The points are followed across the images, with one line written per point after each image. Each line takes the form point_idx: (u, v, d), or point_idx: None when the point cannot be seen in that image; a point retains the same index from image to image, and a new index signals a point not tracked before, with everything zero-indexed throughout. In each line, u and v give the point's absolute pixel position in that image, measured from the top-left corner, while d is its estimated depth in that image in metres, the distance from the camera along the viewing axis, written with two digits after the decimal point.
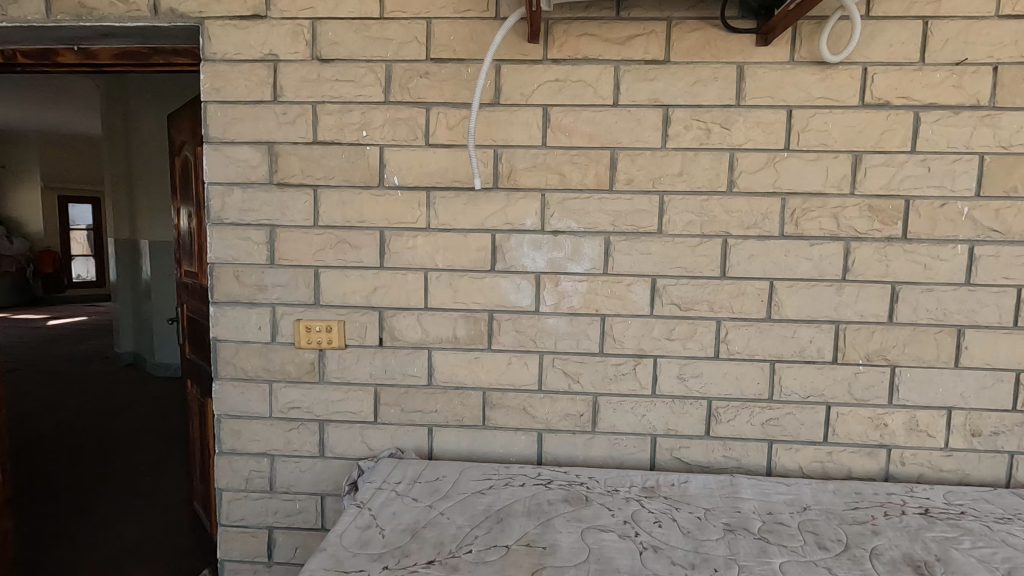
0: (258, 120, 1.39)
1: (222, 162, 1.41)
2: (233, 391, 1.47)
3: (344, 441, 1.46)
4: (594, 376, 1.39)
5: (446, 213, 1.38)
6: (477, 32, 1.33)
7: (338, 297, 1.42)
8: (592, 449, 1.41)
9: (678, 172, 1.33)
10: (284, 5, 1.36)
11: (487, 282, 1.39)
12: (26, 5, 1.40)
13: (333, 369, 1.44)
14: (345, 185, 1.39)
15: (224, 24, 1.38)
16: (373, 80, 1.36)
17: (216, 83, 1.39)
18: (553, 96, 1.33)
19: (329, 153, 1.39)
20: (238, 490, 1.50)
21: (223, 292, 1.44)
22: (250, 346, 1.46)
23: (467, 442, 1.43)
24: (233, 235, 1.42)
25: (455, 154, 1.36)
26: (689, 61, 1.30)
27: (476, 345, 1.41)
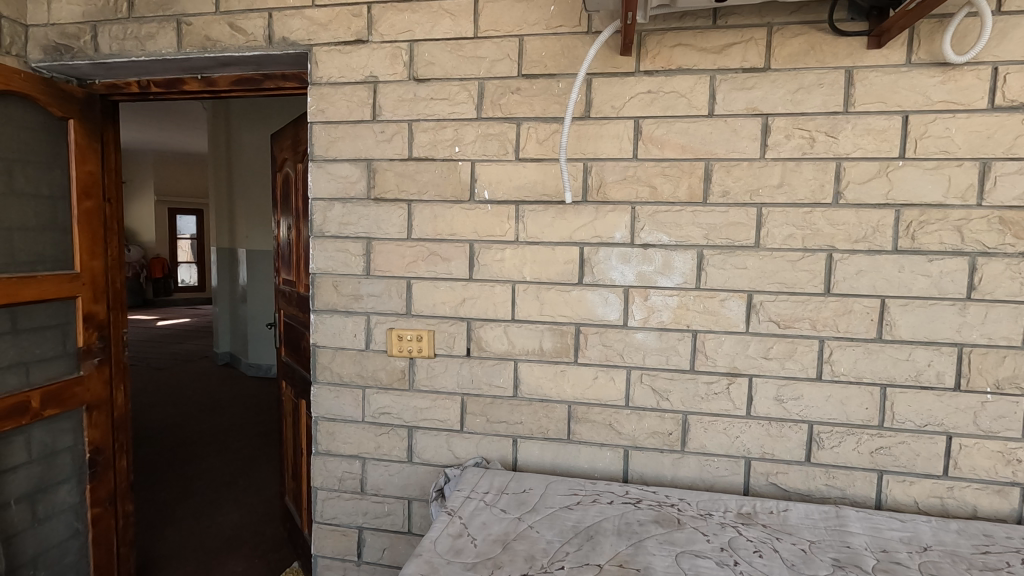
0: (357, 139, 1.47)
1: (324, 178, 1.50)
2: (329, 395, 1.55)
3: (431, 447, 1.49)
4: (684, 394, 1.35)
5: (535, 226, 1.39)
6: (569, 47, 1.34)
7: (429, 307, 1.47)
8: (681, 469, 1.36)
9: (778, 184, 1.27)
10: (384, 29, 1.44)
11: (575, 295, 1.39)
12: (161, 40, 1.56)
13: (422, 378, 1.49)
14: (437, 200, 1.44)
15: (330, 49, 1.47)
16: (466, 97, 1.40)
17: (321, 105, 1.48)
18: (645, 108, 1.32)
19: (422, 168, 1.44)
20: (332, 490, 1.58)
21: (323, 301, 1.53)
22: (345, 352, 1.53)
23: (552, 455, 1.42)
24: (333, 247, 1.51)
25: (545, 168, 1.37)
26: (791, 67, 1.25)
27: (562, 358, 1.41)
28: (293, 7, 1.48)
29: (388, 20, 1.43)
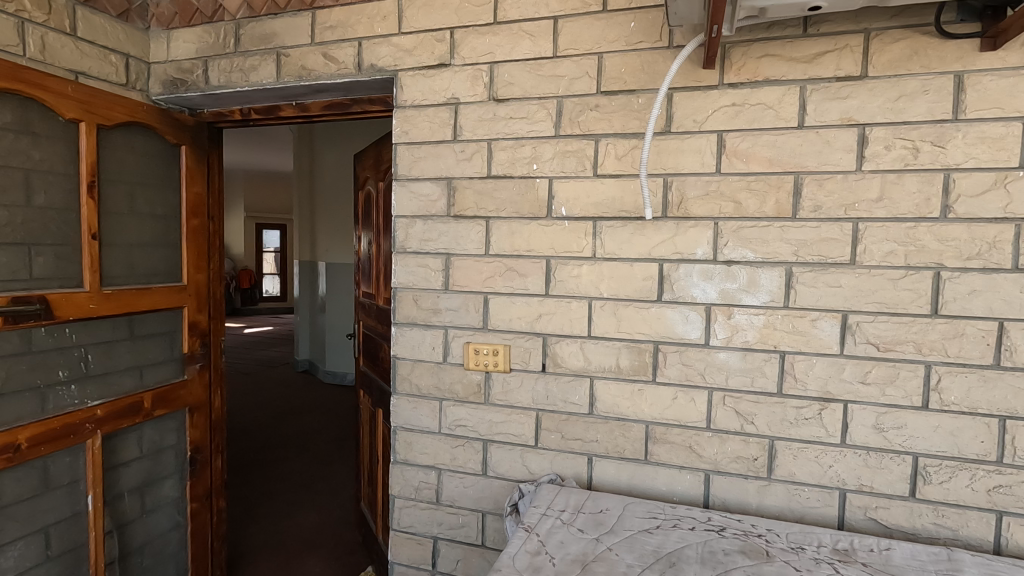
0: (439, 158, 1.52)
1: (407, 197, 1.56)
2: (408, 406, 1.60)
3: (506, 462, 1.50)
4: (770, 418, 1.29)
5: (613, 242, 1.38)
6: (649, 62, 1.34)
7: (505, 322, 1.48)
8: (767, 498, 1.29)
9: (876, 197, 1.20)
10: (466, 52, 1.48)
11: (654, 312, 1.36)
12: (262, 71, 1.69)
13: (498, 392, 1.50)
14: (515, 217, 1.46)
15: (415, 74, 1.54)
16: (545, 116, 1.42)
17: (405, 126, 1.55)
18: (729, 121, 1.28)
19: (501, 186, 1.47)
20: (409, 499, 1.62)
21: (403, 314, 1.58)
22: (424, 364, 1.57)
23: (628, 475, 1.39)
24: (414, 262, 1.56)
25: (624, 184, 1.37)
26: (891, 74, 1.18)
27: (639, 376, 1.38)
28: (381, 36, 1.56)
29: (469, 43, 1.48)
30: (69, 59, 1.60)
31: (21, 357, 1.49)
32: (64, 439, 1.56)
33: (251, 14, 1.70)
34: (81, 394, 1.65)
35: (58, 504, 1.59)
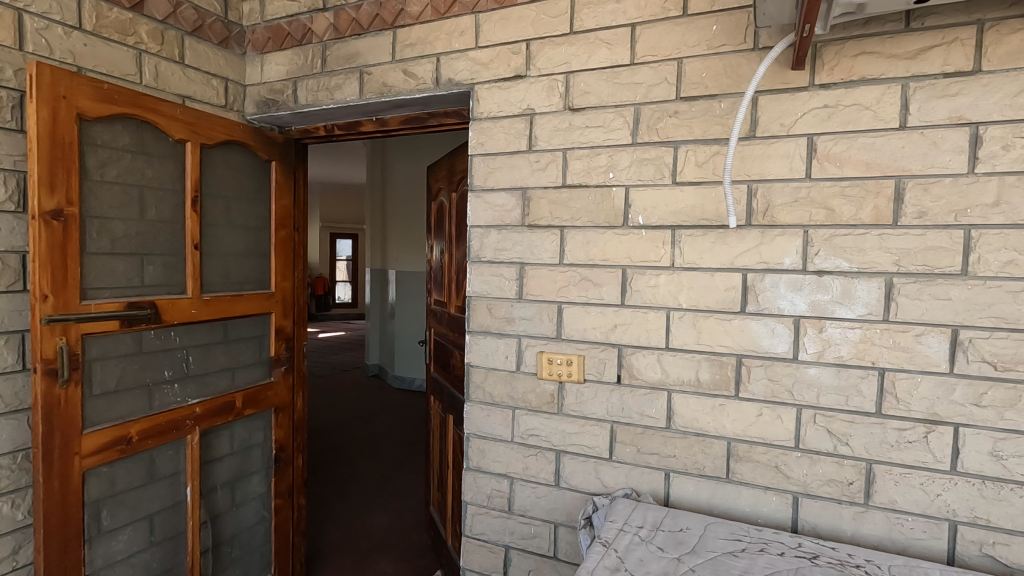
0: (514, 169, 1.54)
1: (482, 207, 1.58)
2: (481, 413, 1.61)
3: (579, 473, 1.49)
4: (868, 440, 1.20)
5: (693, 251, 1.34)
6: (732, 66, 1.29)
7: (579, 332, 1.47)
8: (864, 525, 1.20)
9: (993, 202, 1.09)
10: (541, 63, 1.49)
11: (737, 324, 1.30)
12: (347, 89, 1.77)
13: (572, 402, 1.49)
14: (590, 226, 1.45)
15: (491, 86, 1.56)
16: (621, 124, 1.41)
17: (481, 138, 1.58)
18: (821, 124, 1.22)
19: (576, 196, 1.46)
20: (481, 506, 1.63)
21: (478, 323, 1.61)
22: (497, 373, 1.59)
23: (708, 493, 1.34)
24: (488, 271, 1.58)
25: (705, 192, 1.32)
26: (1010, 67, 1.08)
27: (721, 391, 1.33)
28: (459, 51, 1.60)
29: (546, 54, 1.49)
30: (178, 85, 1.76)
31: (133, 357, 1.63)
32: (167, 434, 1.70)
33: (337, 35, 1.79)
34: (182, 392, 1.78)
35: (162, 494, 1.73)
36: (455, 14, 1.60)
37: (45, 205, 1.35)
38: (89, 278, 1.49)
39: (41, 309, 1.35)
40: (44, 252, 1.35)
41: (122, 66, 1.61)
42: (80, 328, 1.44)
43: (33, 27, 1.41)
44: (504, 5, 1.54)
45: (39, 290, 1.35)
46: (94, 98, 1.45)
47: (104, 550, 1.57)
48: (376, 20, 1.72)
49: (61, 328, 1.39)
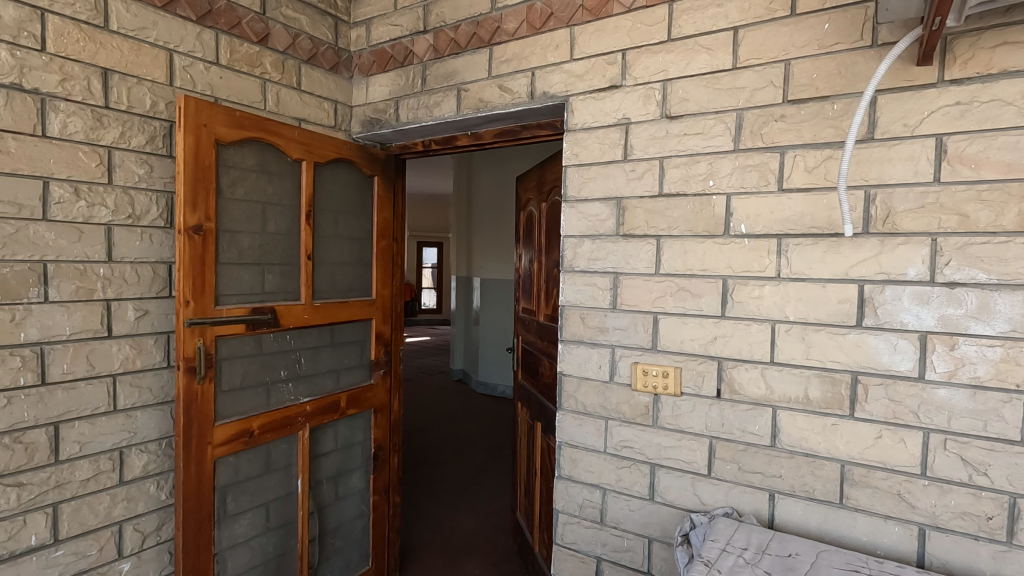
0: (609, 178, 1.54)
1: (576, 217, 1.60)
2: (573, 422, 1.62)
3: (675, 488, 1.45)
4: (1011, 471, 1.08)
5: (801, 261, 1.27)
6: (847, 65, 1.22)
7: (676, 344, 1.44)
8: (1006, 566, 1.08)
9: None
10: (638, 72, 1.49)
11: (852, 339, 1.22)
12: (445, 106, 1.86)
13: (668, 415, 1.46)
14: (688, 235, 1.42)
15: (586, 97, 1.57)
16: (723, 130, 1.37)
17: (575, 149, 1.59)
18: (952, 123, 1.12)
19: (673, 205, 1.44)
20: (573, 515, 1.63)
21: (571, 332, 1.62)
22: (590, 382, 1.59)
23: (819, 518, 1.26)
24: (582, 281, 1.59)
25: (815, 198, 1.26)
26: None
27: (833, 410, 1.24)
28: (554, 64, 1.63)
29: (642, 62, 1.48)
30: (296, 109, 1.93)
31: (255, 357, 1.78)
32: (283, 429, 1.85)
33: (436, 56, 1.88)
34: (296, 391, 1.93)
35: (277, 484, 1.88)
36: (550, 28, 1.63)
37: (189, 221, 1.53)
38: (221, 286, 1.66)
39: (184, 313, 1.52)
40: (187, 263, 1.53)
41: (250, 95, 1.79)
42: (214, 330, 1.60)
43: (181, 65, 1.61)
44: (600, 17, 1.55)
45: (182, 297, 1.52)
46: (228, 124, 1.62)
47: (228, 532, 1.74)
48: (474, 38, 1.79)
49: (199, 330, 1.56)
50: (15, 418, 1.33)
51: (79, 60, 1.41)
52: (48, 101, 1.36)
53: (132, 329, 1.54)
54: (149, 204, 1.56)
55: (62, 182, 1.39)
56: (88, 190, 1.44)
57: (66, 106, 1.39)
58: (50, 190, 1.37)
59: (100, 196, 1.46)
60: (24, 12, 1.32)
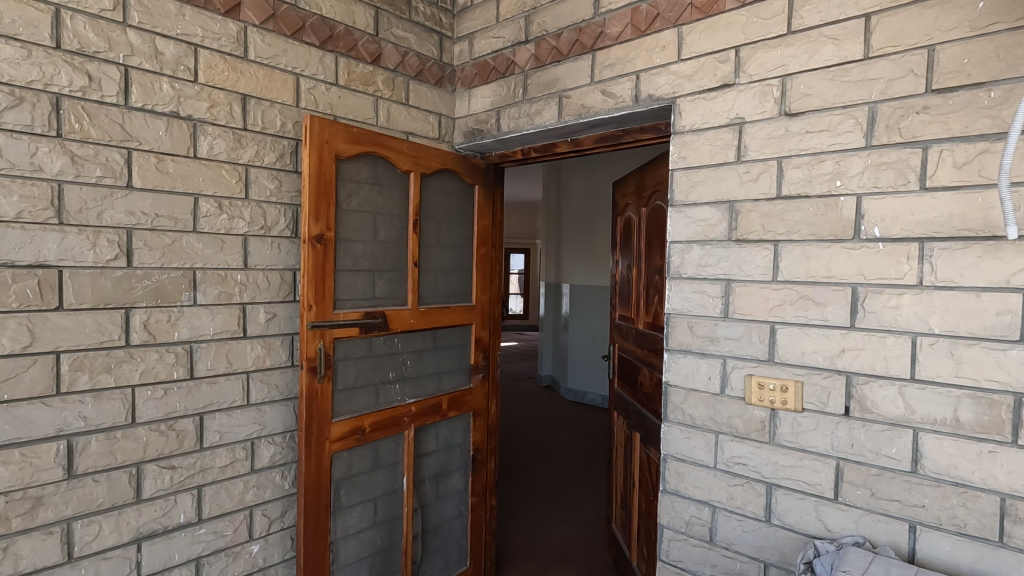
0: (720, 181, 1.47)
1: (684, 222, 1.54)
2: (680, 435, 1.56)
3: (795, 512, 1.35)
4: None
5: (949, 268, 1.15)
6: (1007, 46, 1.09)
7: (796, 356, 1.34)
8: None
9: None
10: (753, 69, 1.41)
11: (1013, 355, 1.08)
12: (546, 113, 1.87)
13: (787, 433, 1.36)
14: (811, 239, 1.32)
15: (695, 98, 1.52)
16: (852, 126, 1.26)
17: (683, 152, 1.54)
18: None
19: (794, 208, 1.35)
20: (679, 532, 1.57)
21: (677, 341, 1.56)
22: (699, 394, 1.52)
23: (971, 557, 1.12)
24: (690, 288, 1.53)
25: (966, 198, 1.13)
26: None
27: (990, 436, 1.10)
28: (660, 66, 1.59)
29: (758, 58, 1.40)
30: (404, 123, 2.03)
31: (367, 358, 1.88)
32: (390, 428, 1.94)
33: (538, 64, 1.90)
34: (403, 392, 2.02)
35: (384, 481, 1.97)
36: (656, 30, 1.60)
37: (313, 231, 1.65)
38: (339, 291, 1.78)
39: (307, 316, 1.65)
40: (310, 270, 1.65)
41: (364, 111, 1.90)
42: (332, 333, 1.72)
43: (306, 87, 1.75)
44: (710, 14, 1.49)
45: (306, 301, 1.65)
46: (347, 140, 1.73)
47: (342, 523, 1.84)
48: (576, 45, 1.79)
49: (320, 332, 1.68)
50: (169, 408, 1.50)
51: (224, 88, 1.57)
52: (199, 126, 1.53)
53: (263, 330, 1.69)
54: (278, 216, 1.71)
55: (209, 198, 1.55)
56: (229, 204, 1.60)
57: (213, 129, 1.55)
58: (199, 205, 1.54)
59: (239, 210, 1.62)
60: (181, 48, 1.49)
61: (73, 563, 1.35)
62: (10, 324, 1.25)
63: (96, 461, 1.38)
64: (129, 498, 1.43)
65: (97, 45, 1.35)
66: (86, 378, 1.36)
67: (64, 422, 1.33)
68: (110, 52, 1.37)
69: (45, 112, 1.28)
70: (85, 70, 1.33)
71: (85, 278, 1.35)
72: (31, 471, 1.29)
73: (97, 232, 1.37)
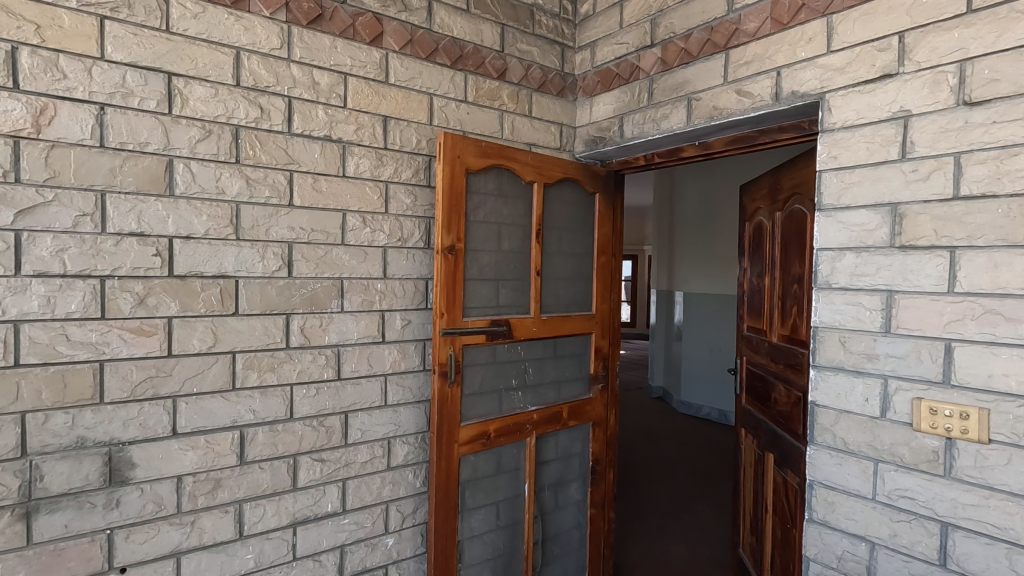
0: (879, 182, 1.33)
1: (835, 227, 1.41)
2: (830, 461, 1.43)
3: (979, 558, 1.18)
4: None
5: None
6: None
7: (980, 379, 1.17)
8: None
9: None
10: (922, 55, 1.26)
11: None
12: (673, 117, 1.81)
13: (967, 466, 1.19)
14: (998, 245, 1.15)
15: (848, 92, 1.39)
16: None
17: (833, 151, 1.42)
18: None
19: (975, 209, 1.18)
20: (829, 566, 1.43)
21: (827, 357, 1.43)
22: (853, 417, 1.38)
23: None
24: (842, 300, 1.40)
25: None
26: None
27: None
28: (805, 60, 1.48)
29: (928, 43, 1.25)
30: (527, 134, 2.07)
31: (491, 365, 1.93)
32: (513, 434, 1.97)
33: (665, 68, 1.85)
34: (525, 400, 2.04)
35: (506, 486, 2.00)
36: (801, 22, 1.49)
37: (445, 242, 1.73)
38: (468, 299, 1.85)
39: (440, 323, 1.73)
40: (443, 279, 1.73)
41: (490, 125, 1.97)
42: (461, 340, 1.79)
43: (439, 106, 1.84)
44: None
45: (439, 309, 1.73)
46: (476, 155, 1.80)
47: (467, 524, 1.90)
48: (707, 45, 1.71)
49: (450, 339, 1.76)
50: (320, 405, 1.64)
51: (368, 111, 1.70)
52: (347, 147, 1.67)
53: (399, 336, 1.80)
54: (413, 228, 1.81)
55: (354, 213, 1.69)
56: (372, 218, 1.72)
57: (359, 150, 1.68)
58: (347, 220, 1.67)
59: (380, 223, 1.74)
60: (334, 77, 1.63)
61: (243, 540, 1.52)
62: (199, 327, 1.44)
63: (262, 451, 1.54)
64: (287, 485, 1.59)
65: (267, 80, 1.52)
66: (255, 375, 1.53)
67: (238, 414, 1.51)
68: (277, 86, 1.54)
69: (228, 142, 1.47)
70: (258, 103, 1.51)
71: (255, 287, 1.52)
72: (212, 456, 1.47)
73: (265, 246, 1.53)
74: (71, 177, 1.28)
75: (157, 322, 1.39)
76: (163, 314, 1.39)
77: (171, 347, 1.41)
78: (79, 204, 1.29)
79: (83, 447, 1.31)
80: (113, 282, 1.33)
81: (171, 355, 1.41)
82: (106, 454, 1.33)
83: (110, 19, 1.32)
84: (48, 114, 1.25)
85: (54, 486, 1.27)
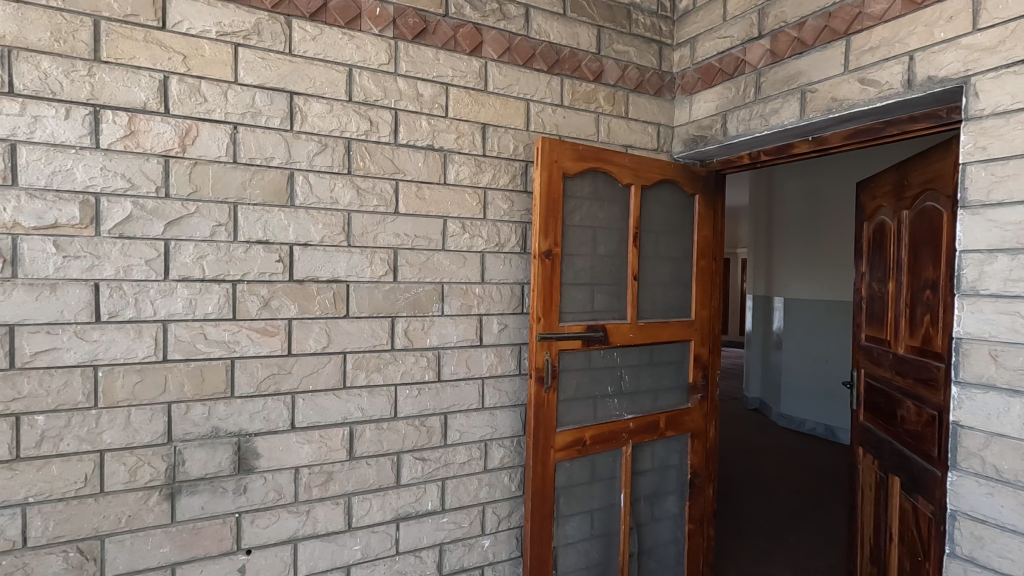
0: None
1: (983, 227, 1.26)
2: (978, 490, 1.27)
3: None
4: None
5: None
6: None
7: None
8: None
9: None
10: None
11: None
12: (784, 112, 1.70)
13: None
14: None
15: (999, 74, 1.24)
16: None
17: (981, 141, 1.26)
18: None
19: None
20: None
21: (974, 373, 1.27)
22: (1008, 441, 1.21)
23: None
24: (993, 308, 1.24)
25: None
26: None
27: None
28: (945, 41, 1.33)
29: None
30: (624, 136, 2.03)
31: (586, 371, 1.91)
32: (608, 442, 1.93)
33: (774, 60, 1.74)
34: (621, 407, 2.00)
35: (601, 494, 1.96)
36: None
37: (542, 247, 1.73)
38: (564, 304, 1.84)
39: (537, 328, 1.73)
40: (540, 284, 1.73)
41: (586, 128, 1.95)
42: (558, 345, 1.78)
43: (535, 111, 1.85)
44: None
45: (536, 314, 1.73)
46: (573, 158, 1.79)
47: (562, 531, 1.88)
48: (824, 32, 1.59)
49: (547, 344, 1.75)
50: (422, 406, 1.70)
51: (468, 119, 1.74)
52: (448, 155, 1.71)
53: (496, 340, 1.82)
54: (510, 233, 1.83)
55: (454, 219, 1.73)
56: (471, 224, 1.76)
57: (459, 158, 1.73)
58: (447, 226, 1.72)
59: (478, 228, 1.77)
60: (436, 88, 1.69)
61: (351, 532, 1.60)
62: (315, 329, 1.54)
63: (369, 447, 1.62)
64: (391, 482, 1.65)
65: (376, 94, 1.60)
66: (363, 375, 1.61)
67: (348, 411, 1.59)
68: (385, 99, 1.62)
69: (341, 154, 1.56)
70: (368, 116, 1.59)
71: (364, 291, 1.60)
72: (326, 450, 1.56)
73: (373, 252, 1.61)
74: (210, 191, 1.41)
75: (280, 322, 1.50)
76: (285, 316, 1.50)
77: (291, 347, 1.51)
78: (216, 215, 1.42)
79: (217, 436, 1.43)
80: (243, 285, 1.45)
81: (290, 354, 1.51)
82: (236, 444, 1.45)
83: (243, 46, 1.44)
84: (192, 135, 1.39)
85: (194, 470, 1.41)
